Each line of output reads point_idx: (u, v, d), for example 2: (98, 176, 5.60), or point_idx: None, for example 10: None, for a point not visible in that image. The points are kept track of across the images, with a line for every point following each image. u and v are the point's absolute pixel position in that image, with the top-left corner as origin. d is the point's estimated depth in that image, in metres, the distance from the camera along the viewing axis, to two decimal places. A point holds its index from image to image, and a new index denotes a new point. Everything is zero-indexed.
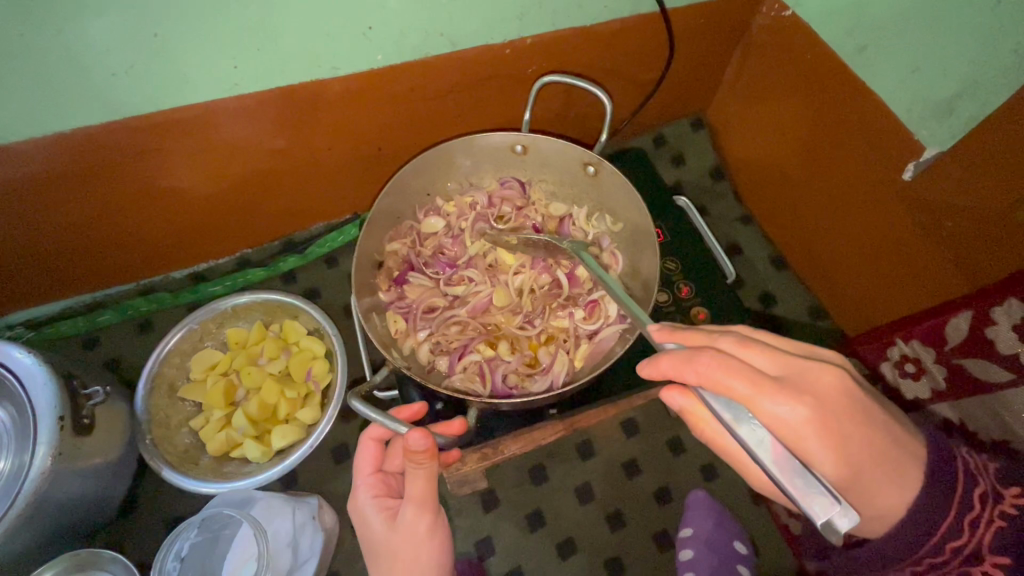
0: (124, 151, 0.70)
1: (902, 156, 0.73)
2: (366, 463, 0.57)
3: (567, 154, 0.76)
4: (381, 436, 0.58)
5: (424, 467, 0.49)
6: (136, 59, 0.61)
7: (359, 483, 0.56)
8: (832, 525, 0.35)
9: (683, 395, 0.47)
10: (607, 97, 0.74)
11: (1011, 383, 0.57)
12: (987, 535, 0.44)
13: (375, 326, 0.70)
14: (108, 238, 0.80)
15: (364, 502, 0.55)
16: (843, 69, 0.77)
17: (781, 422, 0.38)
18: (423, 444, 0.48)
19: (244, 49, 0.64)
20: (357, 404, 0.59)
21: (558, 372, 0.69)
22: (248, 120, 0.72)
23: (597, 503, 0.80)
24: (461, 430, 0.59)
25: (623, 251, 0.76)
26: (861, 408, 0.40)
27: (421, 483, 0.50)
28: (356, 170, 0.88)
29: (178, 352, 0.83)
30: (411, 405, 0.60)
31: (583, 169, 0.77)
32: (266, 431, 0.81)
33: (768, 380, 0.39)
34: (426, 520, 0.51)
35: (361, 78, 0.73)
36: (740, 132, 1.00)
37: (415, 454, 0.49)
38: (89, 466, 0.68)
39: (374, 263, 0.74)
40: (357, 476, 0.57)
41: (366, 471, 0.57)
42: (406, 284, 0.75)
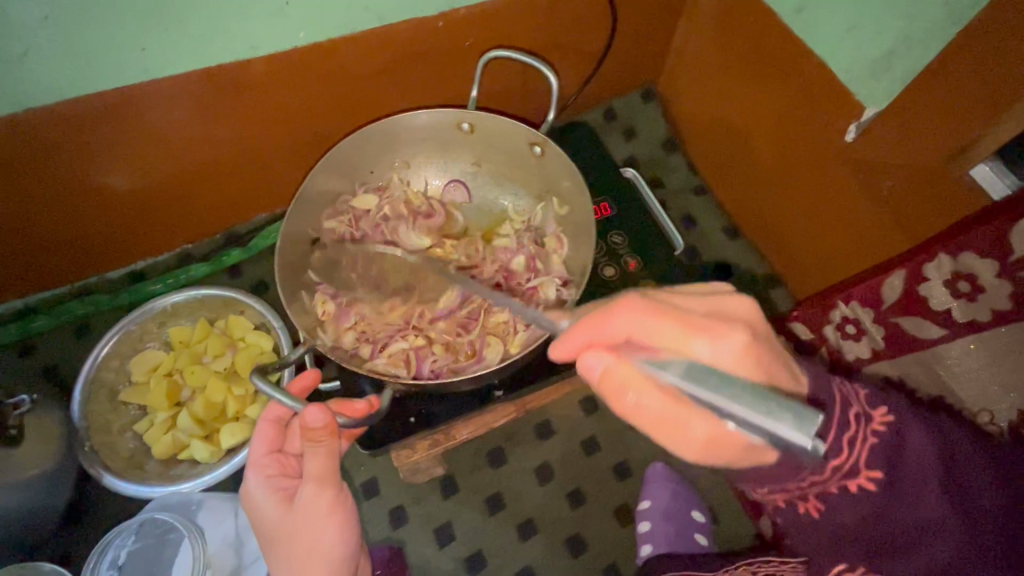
0: (31, 146, 0.65)
1: (843, 117, 0.72)
2: (262, 444, 0.56)
3: (513, 134, 0.73)
4: (280, 417, 0.58)
5: (324, 445, 0.50)
6: (29, 44, 0.57)
7: (252, 464, 0.55)
8: (804, 438, 0.32)
9: (598, 355, 0.37)
10: (558, 79, 0.71)
11: (943, 338, 0.58)
12: (864, 452, 0.41)
13: (302, 306, 0.69)
14: (29, 239, 0.76)
15: (255, 485, 0.54)
16: (783, 32, 0.76)
17: (716, 359, 0.35)
18: (320, 421, 0.49)
19: (150, 29, 0.60)
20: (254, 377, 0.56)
21: (490, 358, 0.67)
22: (166, 106, 0.68)
23: (558, 482, 0.80)
24: (363, 411, 0.57)
25: (568, 236, 0.74)
26: (774, 340, 0.38)
27: (320, 461, 0.50)
28: (295, 155, 0.85)
29: (116, 355, 0.80)
30: (303, 376, 0.61)
31: (531, 151, 0.74)
32: (214, 431, 0.78)
33: (697, 316, 0.36)
34: (327, 494, 0.52)
35: (286, 58, 0.69)
36: (691, 101, 0.98)
37: (314, 431, 0.49)
38: (21, 478, 0.66)
39: (304, 238, 0.71)
40: (251, 458, 0.56)
41: (259, 452, 0.56)
42: (339, 263, 0.72)
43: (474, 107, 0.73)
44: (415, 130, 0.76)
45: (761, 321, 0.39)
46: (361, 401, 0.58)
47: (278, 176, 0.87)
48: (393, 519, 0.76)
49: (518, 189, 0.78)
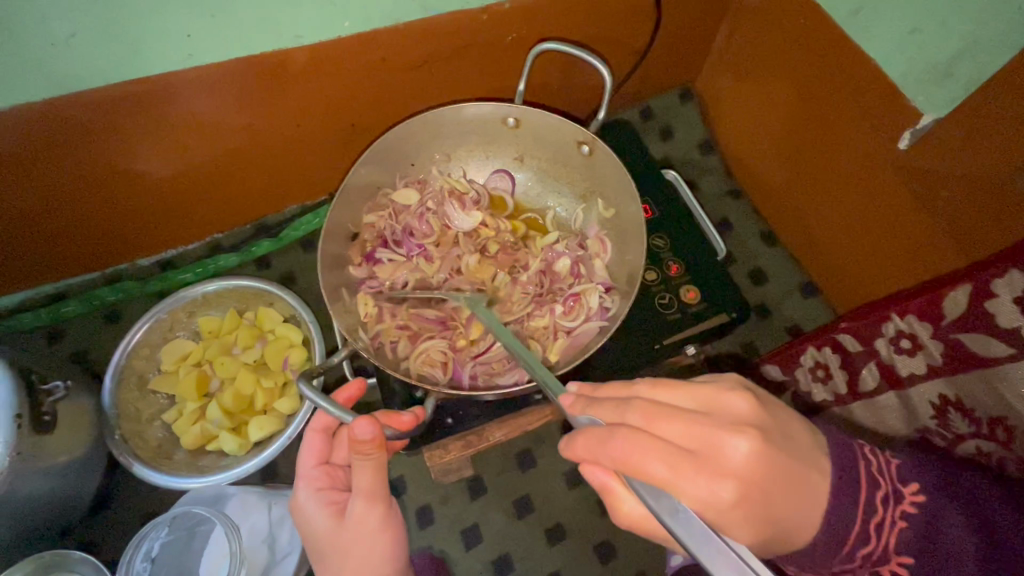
0: (71, 132, 0.65)
1: (896, 123, 0.70)
2: (311, 456, 0.57)
3: (559, 130, 0.72)
4: (328, 426, 0.58)
5: (371, 459, 0.49)
6: (75, 27, 0.55)
7: (302, 477, 0.56)
8: None
9: (602, 471, 0.42)
10: (610, 73, 0.70)
11: (1010, 357, 0.55)
12: (893, 537, 0.41)
13: (343, 304, 0.67)
14: (64, 224, 0.76)
15: (306, 499, 0.54)
16: (838, 33, 0.73)
17: (707, 503, 0.35)
18: (369, 433, 0.48)
19: (196, 16, 0.59)
20: (303, 388, 0.56)
21: (528, 366, 0.66)
22: (206, 94, 0.67)
23: (587, 487, 0.78)
24: (410, 425, 0.56)
25: (612, 239, 0.73)
26: (779, 482, 0.36)
27: (368, 476, 0.50)
28: (330, 146, 0.84)
29: (147, 344, 0.79)
30: (350, 387, 0.59)
31: (578, 149, 0.73)
32: (243, 422, 0.78)
33: (682, 454, 0.36)
34: (377, 510, 0.52)
35: (328, 47, 0.68)
36: (730, 102, 0.97)
37: (361, 445, 0.48)
38: (53, 465, 0.65)
39: (346, 236, 0.71)
40: (302, 470, 0.56)
41: (309, 463, 0.56)
42: (377, 261, 0.72)
43: (522, 102, 0.72)
44: (461, 125, 0.74)
45: (767, 437, 0.36)
46: (408, 413, 0.56)
47: (313, 167, 0.86)
48: (419, 518, 0.75)
49: (561, 187, 0.77)
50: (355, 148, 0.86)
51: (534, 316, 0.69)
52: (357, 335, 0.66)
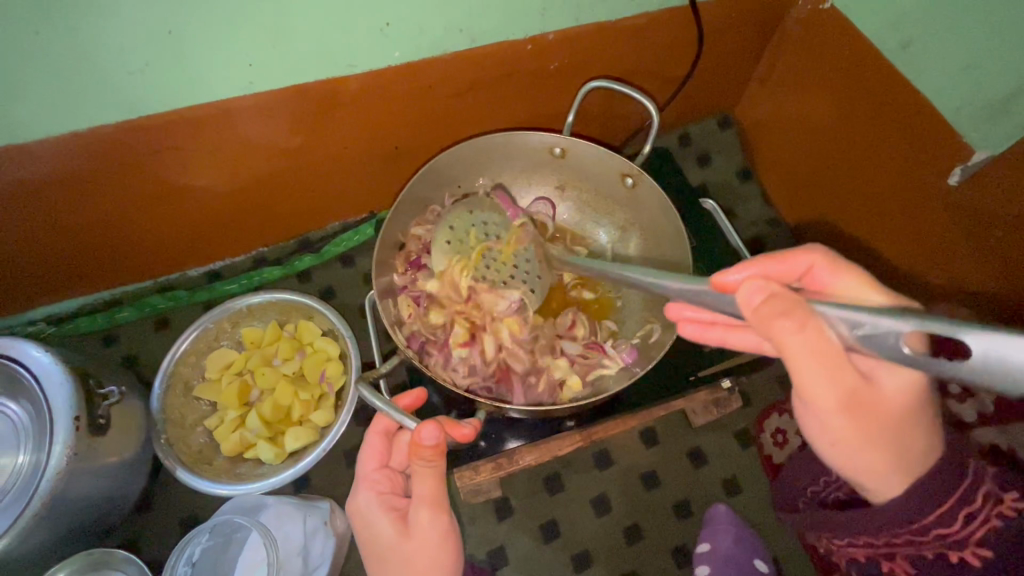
0: (138, 151, 0.69)
1: (947, 159, 0.68)
2: (372, 459, 0.58)
3: (606, 163, 0.73)
4: (387, 429, 0.60)
5: (433, 466, 0.50)
6: (151, 57, 0.59)
7: (363, 479, 0.57)
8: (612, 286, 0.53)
9: (756, 287, 0.38)
10: (657, 110, 0.70)
11: None
12: (978, 531, 0.44)
13: (387, 308, 0.69)
14: (124, 234, 0.80)
15: (367, 501, 0.55)
16: (887, 67, 0.72)
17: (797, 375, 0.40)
18: (433, 438, 0.49)
19: (259, 47, 0.62)
20: (363, 390, 0.60)
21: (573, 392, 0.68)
22: (264, 119, 0.71)
23: (615, 515, 0.78)
24: (468, 436, 0.56)
25: (654, 270, 0.74)
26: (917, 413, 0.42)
27: (429, 484, 0.51)
28: (374, 167, 0.87)
29: (193, 351, 0.83)
30: (411, 392, 0.62)
31: (622, 181, 0.74)
32: (279, 432, 0.80)
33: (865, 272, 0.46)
34: (442, 521, 0.52)
35: (378, 76, 0.71)
36: (770, 130, 0.96)
37: (424, 450, 0.49)
38: (105, 464, 0.69)
39: (393, 245, 0.73)
40: (363, 473, 0.58)
41: (371, 466, 0.58)
42: (421, 270, 0.73)
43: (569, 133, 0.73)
44: (508, 152, 0.76)
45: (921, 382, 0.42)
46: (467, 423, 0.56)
47: (356, 186, 0.89)
48: None
49: (600, 218, 0.78)
50: (397, 170, 0.89)
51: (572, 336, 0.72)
52: (396, 333, 0.68)
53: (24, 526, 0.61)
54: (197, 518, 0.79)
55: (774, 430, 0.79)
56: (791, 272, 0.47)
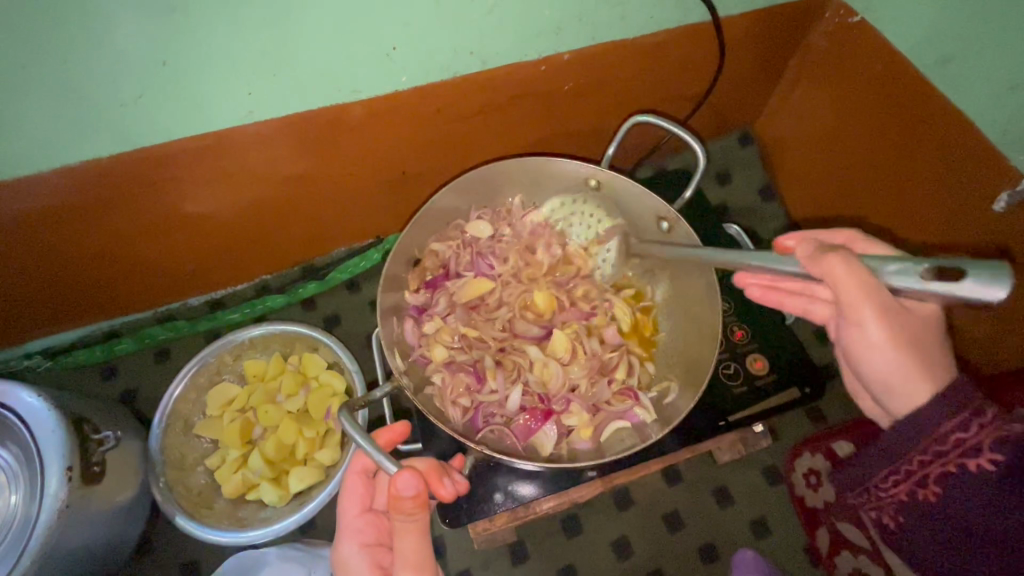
0: (135, 183, 0.66)
1: (991, 183, 0.64)
2: (354, 504, 0.55)
3: (641, 202, 0.67)
4: (366, 469, 0.56)
5: (416, 519, 0.46)
6: (145, 89, 0.56)
7: (346, 528, 0.54)
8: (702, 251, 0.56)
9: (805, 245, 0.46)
10: (706, 151, 0.65)
11: None
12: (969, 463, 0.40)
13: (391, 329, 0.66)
14: (122, 266, 0.77)
15: (350, 554, 0.52)
16: (924, 85, 0.68)
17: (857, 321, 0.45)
18: (411, 489, 0.45)
19: (259, 75, 0.59)
20: (343, 420, 0.53)
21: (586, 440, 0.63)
22: (266, 148, 0.68)
23: (636, 560, 0.73)
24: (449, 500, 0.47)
25: (682, 315, 0.69)
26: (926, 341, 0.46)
27: (411, 540, 0.46)
28: (380, 193, 0.83)
29: (193, 387, 0.79)
30: (392, 428, 0.57)
31: (657, 224, 0.67)
32: (283, 472, 0.76)
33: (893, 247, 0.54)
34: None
35: (383, 101, 0.67)
36: (793, 149, 0.92)
37: (404, 502, 0.45)
38: (100, 514, 0.65)
39: (405, 257, 0.69)
40: (344, 521, 0.54)
41: (353, 513, 0.54)
42: (439, 290, 0.70)
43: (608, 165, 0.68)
44: (536, 179, 0.71)
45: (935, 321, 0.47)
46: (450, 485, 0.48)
47: (363, 212, 0.86)
48: None
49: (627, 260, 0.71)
50: (406, 195, 0.86)
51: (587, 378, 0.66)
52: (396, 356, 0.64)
53: None
54: (197, 563, 0.76)
55: (805, 469, 0.72)
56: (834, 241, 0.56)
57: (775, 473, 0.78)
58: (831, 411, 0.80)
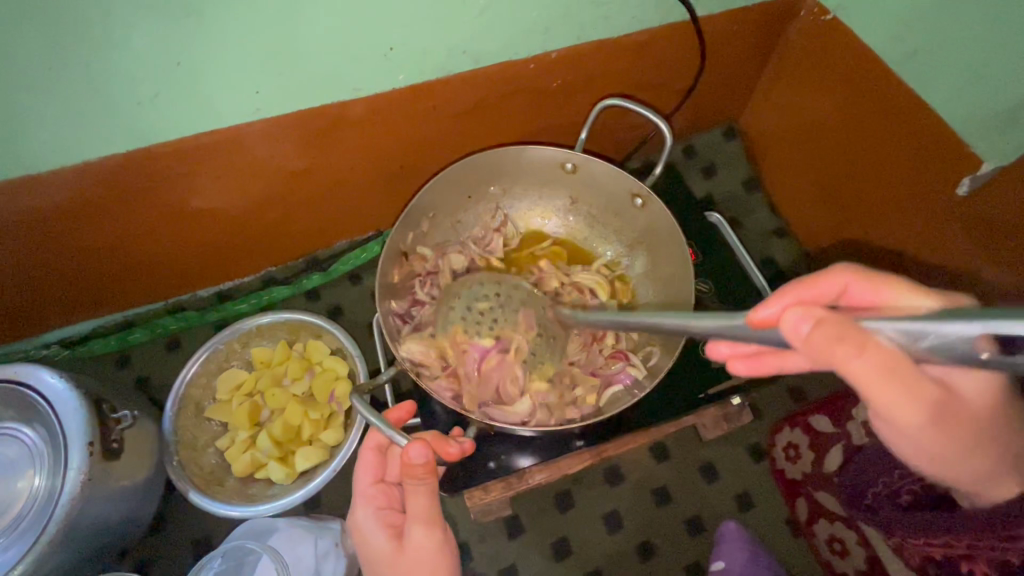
0: (150, 178, 0.70)
1: (953, 170, 0.69)
2: (367, 474, 0.57)
3: (616, 182, 0.72)
4: (381, 444, 0.58)
5: (424, 483, 0.49)
6: (161, 87, 0.60)
7: (360, 495, 0.56)
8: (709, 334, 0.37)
9: (800, 313, 0.31)
10: (671, 129, 0.70)
11: None
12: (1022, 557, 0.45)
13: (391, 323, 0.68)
14: (136, 258, 0.82)
15: (366, 517, 0.54)
16: (892, 77, 0.72)
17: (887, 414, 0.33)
18: (423, 456, 0.48)
19: (265, 74, 0.63)
20: (357, 402, 0.58)
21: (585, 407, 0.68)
22: (273, 143, 0.72)
23: (627, 533, 0.77)
24: (457, 457, 0.53)
25: (658, 286, 0.74)
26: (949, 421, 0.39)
27: (422, 502, 0.50)
28: (380, 187, 0.87)
29: (204, 373, 0.84)
30: (401, 406, 0.60)
31: (631, 201, 0.73)
32: (290, 452, 0.80)
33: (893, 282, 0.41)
34: (436, 536, 0.51)
35: (382, 98, 0.71)
36: (773, 140, 0.97)
37: (415, 468, 0.48)
38: (119, 489, 0.69)
39: (397, 254, 0.70)
40: (358, 489, 0.56)
41: (366, 482, 0.56)
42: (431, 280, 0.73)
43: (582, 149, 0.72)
44: (518, 167, 0.75)
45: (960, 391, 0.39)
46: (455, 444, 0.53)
47: (363, 205, 0.90)
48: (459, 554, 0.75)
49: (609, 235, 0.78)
50: (404, 189, 0.90)
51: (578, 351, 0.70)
52: (398, 347, 0.66)
53: (39, 553, 0.61)
54: (210, 539, 0.80)
55: (785, 442, 0.76)
56: (824, 294, 0.42)
57: (759, 450, 0.82)
58: (812, 391, 0.84)
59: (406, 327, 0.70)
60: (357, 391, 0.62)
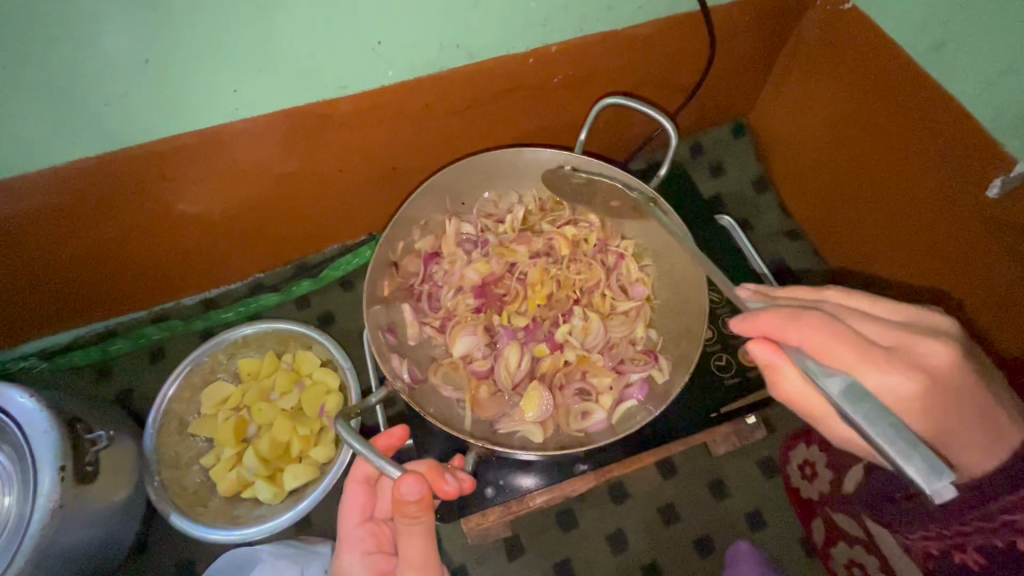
0: (123, 184, 0.66)
1: (983, 170, 0.64)
2: (354, 513, 0.53)
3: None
4: (369, 475, 0.54)
5: (418, 523, 0.45)
6: (130, 88, 0.56)
7: (346, 538, 0.52)
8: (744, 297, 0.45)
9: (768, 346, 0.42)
10: (677, 129, 0.65)
11: None
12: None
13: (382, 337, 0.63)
14: (114, 267, 0.78)
15: (352, 564, 0.50)
16: (917, 71, 0.67)
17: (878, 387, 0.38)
18: (416, 493, 0.44)
19: (243, 72, 0.58)
20: (341, 430, 0.54)
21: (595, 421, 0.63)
22: (255, 145, 0.68)
23: (633, 554, 0.73)
24: (453, 494, 0.48)
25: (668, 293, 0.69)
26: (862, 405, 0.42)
27: (418, 544, 0.45)
28: (371, 190, 0.83)
29: (187, 387, 0.79)
30: (391, 432, 0.55)
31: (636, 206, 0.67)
32: (278, 469, 0.76)
33: (877, 351, 0.38)
34: None
35: (372, 96, 0.67)
36: (784, 136, 0.92)
37: (407, 506, 0.44)
38: (94, 514, 0.65)
39: (388, 263, 0.66)
40: (344, 531, 0.52)
41: (352, 522, 0.52)
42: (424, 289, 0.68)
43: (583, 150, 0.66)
44: (517, 168, 0.70)
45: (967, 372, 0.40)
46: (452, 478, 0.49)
47: (355, 208, 0.86)
48: None
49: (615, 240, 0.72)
50: (398, 191, 0.86)
51: (590, 350, 0.67)
52: (390, 363, 0.62)
53: None
54: (195, 562, 0.76)
55: (800, 460, 0.72)
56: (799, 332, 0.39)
57: (771, 465, 0.78)
58: None
59: (396, 342, 0.65)
60: (342, 415, 0.58)
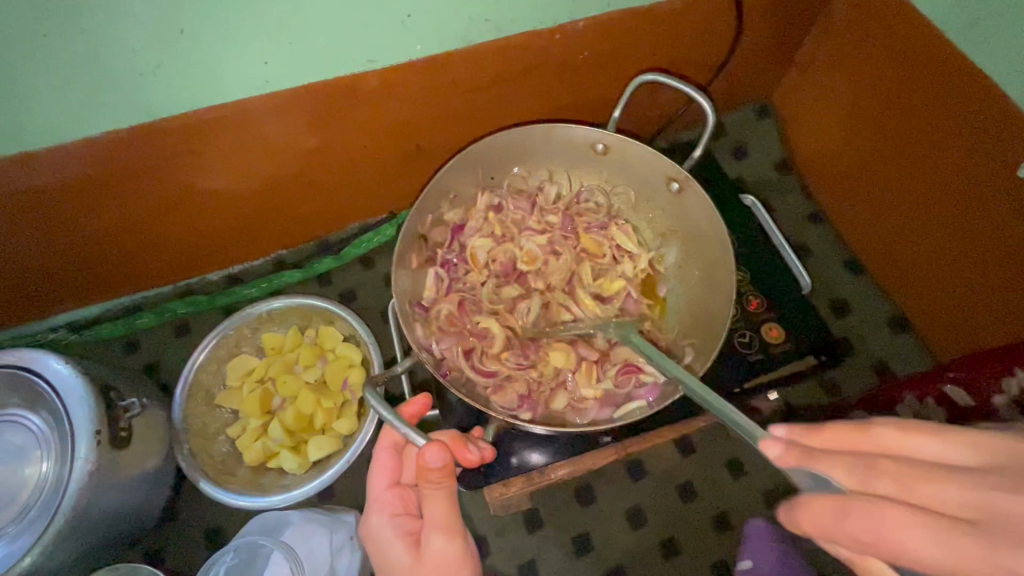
0: (154, 156, 0.67)
1: (1018, 149, 0.63)
2: (382, 477, 0.54)
3: (652, 166, 0.68)
4: (396, 443, 0.55)
5: (442, 487, 0.46)
6: (165, 58, 0.56)
7: (374, 501, 0.53)
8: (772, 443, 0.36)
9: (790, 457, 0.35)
10: (713, 109, 0.65)
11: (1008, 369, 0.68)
12: None
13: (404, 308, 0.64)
14: (142, 240, 0.79)
15: (380, 527, 0.51)
16: (950, 47, 0.66)
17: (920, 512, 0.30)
18: (440, 460, 0.45)
19: (276, 43, 0.59)
20: (371, 398, 0.54)
21: (615, 399, 0.63)
22: (283, 118, 0.68)
23: (651, 529, 0.74)
24: (475, 463, 0.50)
25: (696, 274, 0.68)
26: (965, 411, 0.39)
27: (441, 508, 0.47)
28: (394, 168, 0.84)
29: (214, 359, 0.81)
30: (416, 400, 0.57)
31: (667, 185, 0.68)
32: (302, 441, 0.78)
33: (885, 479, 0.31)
34: (456, 545, 0.47)
35: (399, 70, 0.67)
36: (809, 120, 0.91)
37: (431, 473, 0.45)
38: (127, 478, 0.67)
39: (414, 240, 0.66)
40: (374, 491, 0.53)
41: (380, 487, 0.53)
42: (450, 265, 0.69)
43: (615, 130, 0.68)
44: (540, 148, 0.70)
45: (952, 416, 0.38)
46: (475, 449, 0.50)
47: (379, 187, 0.87)
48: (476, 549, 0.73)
49: (641, 224, 0.72)
50: (420, 170, 0.87)
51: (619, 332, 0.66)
52: (412, 336, 0.63)
53: (46, 546, 0.59)
54: (221, 529, 0.78)
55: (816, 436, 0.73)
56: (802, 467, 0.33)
57: None
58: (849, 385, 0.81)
59: (422, 314, 0.66)
60: (370, 385, 0.59)
